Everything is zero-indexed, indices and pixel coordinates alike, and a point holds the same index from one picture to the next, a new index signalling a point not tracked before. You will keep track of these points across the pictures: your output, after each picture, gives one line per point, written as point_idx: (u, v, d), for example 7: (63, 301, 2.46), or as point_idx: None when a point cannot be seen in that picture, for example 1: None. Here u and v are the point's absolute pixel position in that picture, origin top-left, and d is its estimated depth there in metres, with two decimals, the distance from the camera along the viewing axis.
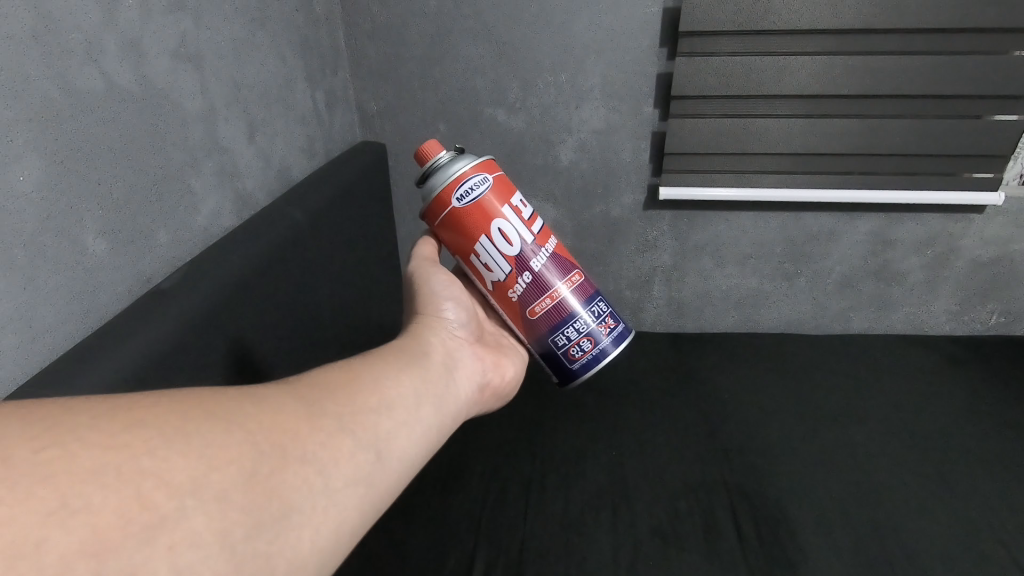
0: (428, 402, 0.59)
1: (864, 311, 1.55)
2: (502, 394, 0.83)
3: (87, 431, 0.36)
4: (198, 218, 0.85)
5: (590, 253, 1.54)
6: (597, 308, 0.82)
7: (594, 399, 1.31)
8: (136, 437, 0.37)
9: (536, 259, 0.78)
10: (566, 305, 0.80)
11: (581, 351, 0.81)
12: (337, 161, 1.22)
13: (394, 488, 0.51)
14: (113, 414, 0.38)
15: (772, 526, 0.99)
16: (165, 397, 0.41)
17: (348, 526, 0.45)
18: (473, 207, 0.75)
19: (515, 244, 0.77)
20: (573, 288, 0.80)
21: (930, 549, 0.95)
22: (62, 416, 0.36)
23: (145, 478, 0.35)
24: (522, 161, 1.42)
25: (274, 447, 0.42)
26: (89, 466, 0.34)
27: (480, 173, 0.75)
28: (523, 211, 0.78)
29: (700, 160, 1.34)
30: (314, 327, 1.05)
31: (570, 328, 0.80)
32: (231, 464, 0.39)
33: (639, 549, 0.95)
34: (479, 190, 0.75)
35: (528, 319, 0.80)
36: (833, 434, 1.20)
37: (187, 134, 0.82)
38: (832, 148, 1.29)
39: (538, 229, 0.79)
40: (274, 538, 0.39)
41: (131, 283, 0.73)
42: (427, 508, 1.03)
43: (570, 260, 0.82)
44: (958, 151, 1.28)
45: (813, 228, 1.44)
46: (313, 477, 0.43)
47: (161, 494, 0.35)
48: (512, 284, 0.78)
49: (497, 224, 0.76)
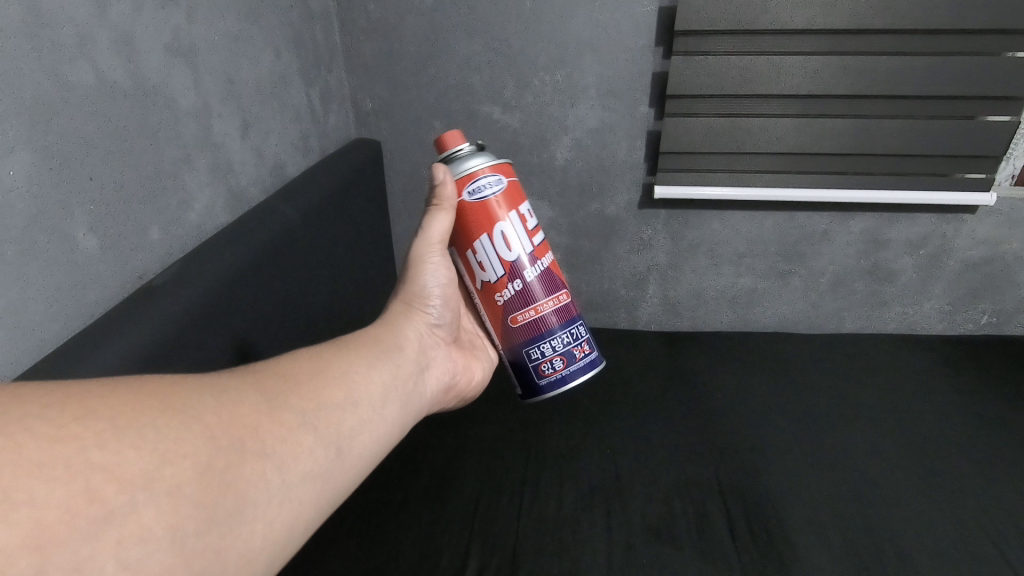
0: (395, 401, 0.61)
1: (857, 311, 1.56)
2: (467, 394, 0.86)
3: (36, 420, 0.36)
4: (190, 214, 0.86)
5: (585, 252, 1.54)
6: (576, 331, 0.83)
7: (587, 396, 1.32)
8: (88, 430, 0.37)
9: (530, 269, 0.79)
10: (547, 321, 0.81)
11: (552, 368, 0.82)
12: (332, 158, 1.22)
13: (351, 485, 0.53)
14: (65, 404, 0.38)
15: (762, 524, 1.00)
16: (119, 386, 0.41)
17: (301, 521, 0.47)
18: (480, 205, 0.76)
19: (514, 250, 0.78)
20: (557, 307, 0.81)
21: (917, 545, 0.96)
22: (8, 404, 0.36)
23: (95, 471, 0.36)
24: (517, 159, 1.43)
25: (232, 442, 0.43)
26: (36, 459, 0.34)
27: (495, 175, 0.76)
28: (529, 221, 0.79)
29: (694, 160, 1.34)
30: (308, 323, 1.06)
31: (546, 344, 0.81)
32: (189, 458, 0.40)
33: (631, 545, 0.96)
34: (490, 191, 0.76)
35: (508, 326, 0.81)
36: (822, 433, 1.21)
37: (179, 130, 0.83)
38: (825, 148, 1.30)
39: (538, 242, 0.80)
40: (225, 533, 0.41)
41: (123, 278, 0.74)
42: (422, 507, 1.04)
43: (561, 280, 0.83)
44: (951, 151, 1.28)
45: (806, 227, 1.45)
46: (269, 473, 0.45)
47: (111, 488, 0.36)
48: (501, 288, 0.79)
49: (500, 227, 0.77)
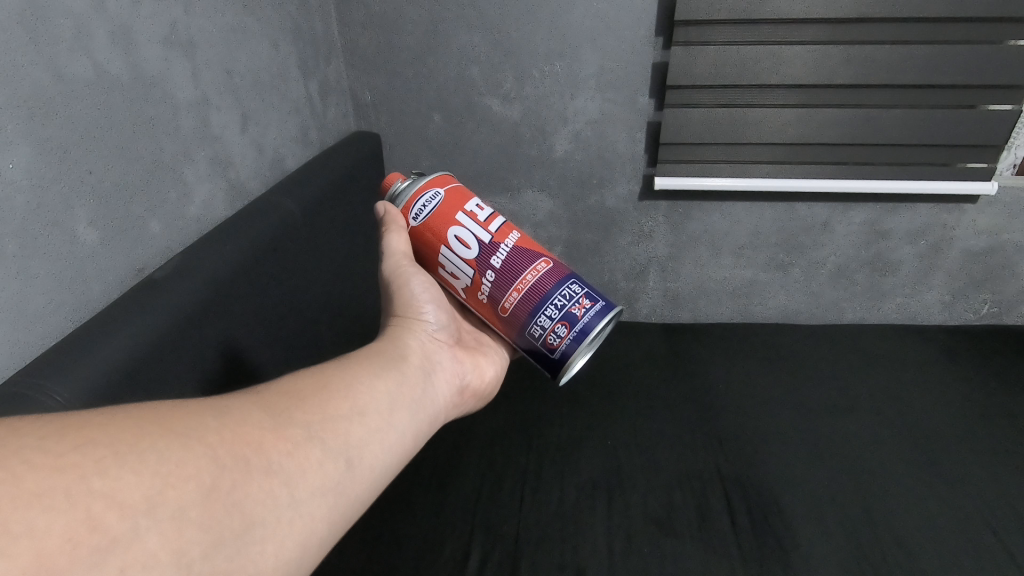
0: (403, 409, 0.61)
1: (857, 301, 1.56)
2: (483, 394, 0.85)
3: (33, 451, 0.35)
4: (191, 207, 0.86)
5: (585, 244, 1.54)
6: (570, 290, 0.79)
7: (588, 388, 1.32)
8: (88, 457, 0.36)
9: (497, 256, 0.79)
10: (535, 293, 0.78)
11: (559, 338, 0.78)
12: (331, 151, 1.22)
13: (364, 497, 0.52)
14: (63, 434, 0.37)
15: (762, 513, 1.01)
16: (118, 413, 0.40)
17: (315, 536, 0.46)
18: (429, 221, 0.80)
19: (473, 246, 0.79)
20: (541, 274, 0.79)
21: (918, 533, 0.97)
22: (6, 436, 0.36)
23: (96, 499, 0.35)
24: (517, 151, 1.42)
25: (236, 461, 0.43)
26: (35, 488, 0.34)
27: (431, 190, 0.81)
28: (480, 214, 0.81)
29: (694, 150, 1.34)
30: (309, 317, 1.07)
31: (543, 315, 0.78)
32: (192, 480, 0.39)
33: (632, 535, 0.97)
34: (430, 206, 0.80)
35: (503, 316, 0.81)
36: (823, 423, 1.21)
37: (179, 123, 0.82)
38: (826, 138, 1.29)
39: (496, 228, 0.80)
40: (234, 554, 0.39)
41: (124, 271, 0.75)
42: (424, 498, 1.05)
43: (537, 249, 0.81)
44: (952, 141, 1.28)
45: (806, 218, 1.45)
46: (277, 489, 0.44)
47: (113, 515, 0.35)
48: (479, 285, 0.80)
49: (452, 232, 0.79)
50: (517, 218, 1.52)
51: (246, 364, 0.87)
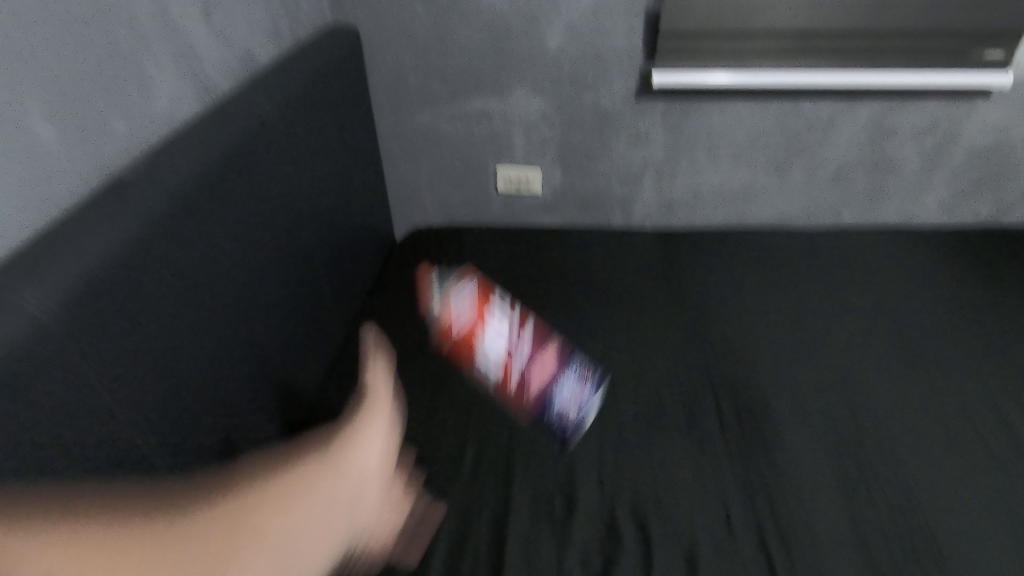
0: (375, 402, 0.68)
1: (855, 204, 1.53)
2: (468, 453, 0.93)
3: (37, 517, 0.44)
4: (156, 104, 0.81)
5: (579, 148, 1.48)
6: (576, 366, 1.04)
7: (581, 294, 1.32)
8: (82, 509, 0.45)
9: (523, 357, 0.97)
10: (552, 391, 0.97)
11: (570, 416, 0.98)
12: (306, 47, 1.14)
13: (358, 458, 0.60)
14: (66, 502, 0.47)
15: (748, 411, 1.04)
16: (106, 492, 0.49)
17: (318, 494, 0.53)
18: (466, 313, 0.95)
19: (503, 341, 0.96)
20: (553, 353, 1.03)
21: (900, 426, 1.00)
22: (15, 519, 0.44)
23: (82, 516, 0.44)
24: (507, 47, 1.33)
25: (222, 472, 0.51)
26: (35, 532, 0.43)
27: (469, 287, 0.98)
28: (507, 307, 1.04)
29: (695, 43, 1.25)
30: (289, 225, 1.03)
31: (558, 407, 0.97)
32: (174, 496, 0.48)
33: (624, 432, 1.00)
34: (469, 307, 0.96)
35: (522, 401, 0.99)
36: (812, 325, 1.22)
37: (132, 8, 0.75)
38: (835, 25, 1.22)
39: (519, 319, 1.04)
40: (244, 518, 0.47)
41: (88, 171, 0.71)
42: (420, 402, 1.07)
43: (547, 333, 1.07)
44: (969, 27, 1.20)
45: (810, 116, 1.39)
46: (268, 467, 0.52)
47: (101, 518, 0.45)
48: (504, 364, 0.96)
49: (487, 331, 0.95)
50: (507, 121, 1.45)
51: (227, 272, 0.84)
